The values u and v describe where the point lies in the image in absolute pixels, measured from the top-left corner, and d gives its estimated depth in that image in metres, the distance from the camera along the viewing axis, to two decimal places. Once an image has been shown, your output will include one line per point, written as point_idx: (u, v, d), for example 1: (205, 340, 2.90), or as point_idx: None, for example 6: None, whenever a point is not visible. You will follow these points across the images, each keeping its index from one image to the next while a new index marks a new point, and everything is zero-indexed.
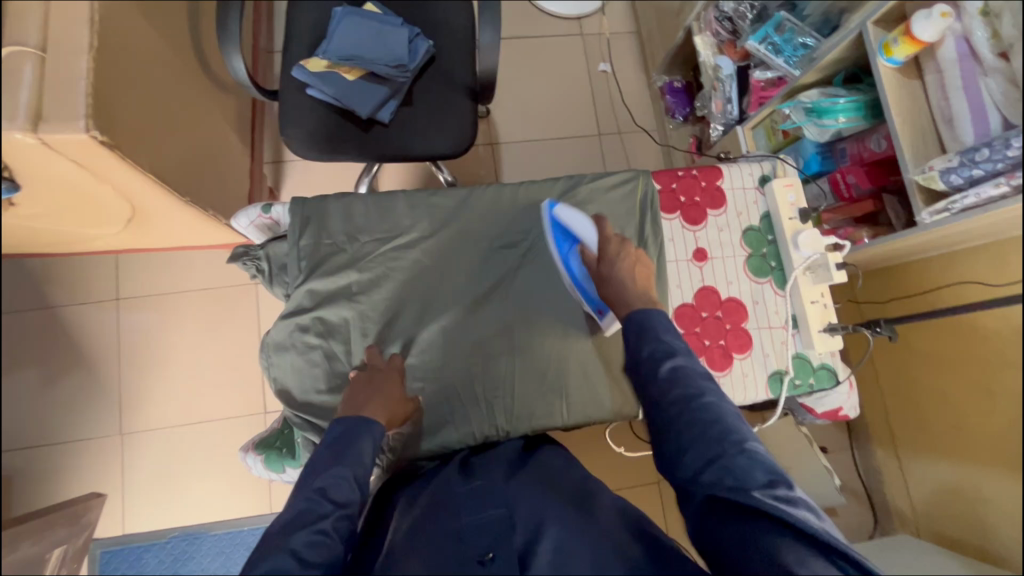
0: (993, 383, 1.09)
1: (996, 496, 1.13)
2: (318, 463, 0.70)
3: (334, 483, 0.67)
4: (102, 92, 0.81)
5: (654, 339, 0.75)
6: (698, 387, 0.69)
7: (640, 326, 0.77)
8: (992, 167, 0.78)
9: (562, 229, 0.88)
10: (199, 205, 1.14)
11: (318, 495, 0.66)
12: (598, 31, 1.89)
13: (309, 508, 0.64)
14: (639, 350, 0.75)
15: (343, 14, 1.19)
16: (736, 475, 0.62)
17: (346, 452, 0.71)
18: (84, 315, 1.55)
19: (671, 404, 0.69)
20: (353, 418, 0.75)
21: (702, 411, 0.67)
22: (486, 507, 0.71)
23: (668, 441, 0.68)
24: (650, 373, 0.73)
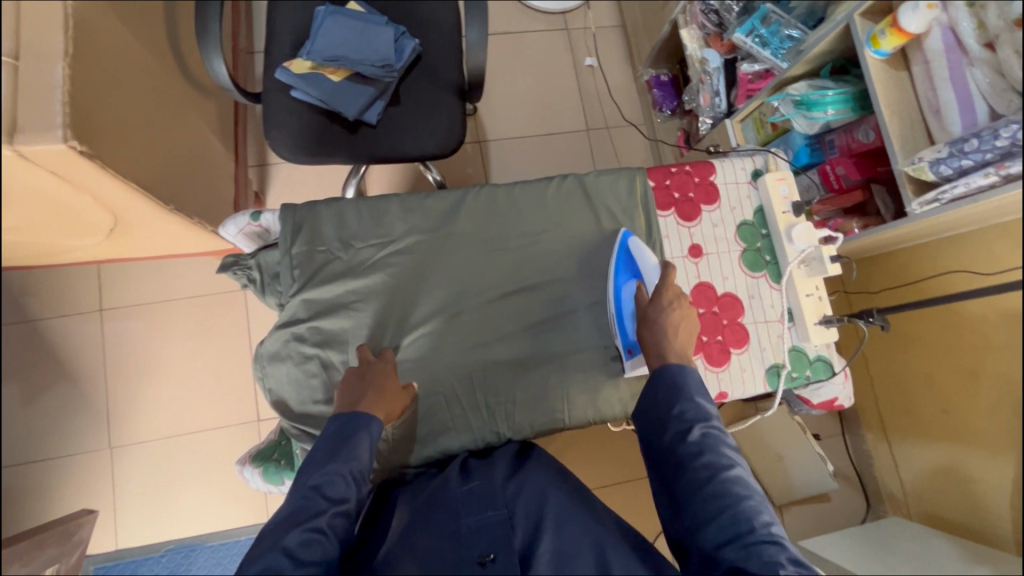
0: (979, 366, 1.11)
1: (984, 475, 1.16)
2: (315, 460, 0.71)
3: (329, 481, 0.67)
4: (79, 101, 0.78)
5: (687, 398, 0.75)
6: (727, 458, 0.70)
7: (671, 383, 0.78)
8: (981, 158, 0.78)
9: (630, 263, 0.89)
10: (183, 212, 1.11)
11: (314, 492, 0.66)
12: (583, 26, 1.88)
13: (306, 505, 0.65)
14: (670, 409, 0.75)
15: (326, 13, 1.16)
16: (761, 554, 0.61)
17: (342, 450, 0.71)
18: (67, 328, 1.51)
19: (700, 471, 0.69)
20: (348, 412, 0.75)
21: (731, 483, 0.67)
22: (488, 508, 0.71)
23: (691, 508, 0.68)
24: (679, 434, 0.73)
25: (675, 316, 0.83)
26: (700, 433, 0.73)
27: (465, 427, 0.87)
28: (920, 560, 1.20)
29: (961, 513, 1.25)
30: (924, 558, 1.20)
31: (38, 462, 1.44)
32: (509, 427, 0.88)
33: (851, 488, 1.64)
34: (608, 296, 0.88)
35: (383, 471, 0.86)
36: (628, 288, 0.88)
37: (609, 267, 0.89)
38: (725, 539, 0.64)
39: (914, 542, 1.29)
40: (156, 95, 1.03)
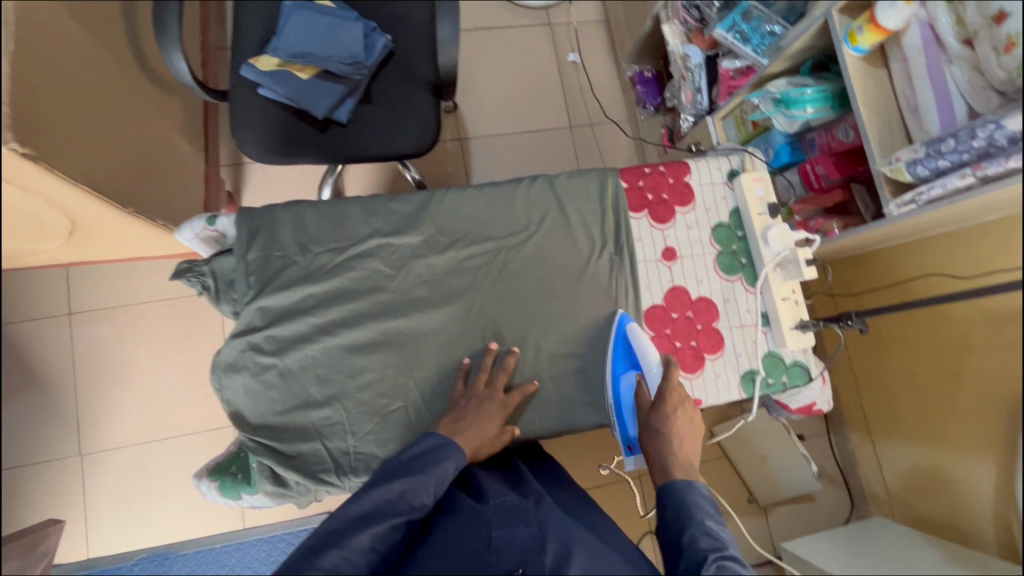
0: (961, 367, 1.09)
1: (965, 476, 1.15)
2: (407, 464, 0.73)
3: (417, 488, 0.70)
4: (23, 101, 0.75)
5: (696, 522, 0.67)
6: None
7: (680, 503, 0.70)
8: (958, 158, 0.76)
9: (631, 352, 0.86)
10: (145, 215, 1.07)
11: (400, 492, 0.69)
12: (566, 21, 1.85)
13: (391, 500, 0.68)
14: (679, 535, 0.67)
15: (293, 8, 1.13)
16: None
17: (431, 465, 0.73)
18: (35, 332, 1.46)
19: None
20: (443, 438, 0.76)
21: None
22: (519, 524, 0.70)
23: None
24: (689, 566, 0.64)
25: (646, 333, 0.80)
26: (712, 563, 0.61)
27: None
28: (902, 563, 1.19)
29: (945, 516, 1.24)
30: (905, 561, 1.19)
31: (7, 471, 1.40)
32: None
33: (835, 488, 1.64)
34: (607, 386, 0.85)
35: (346, 487, 0.83)
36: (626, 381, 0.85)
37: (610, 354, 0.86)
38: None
39: (897, 544, 1.27)
40: (112, 94, 0.99)
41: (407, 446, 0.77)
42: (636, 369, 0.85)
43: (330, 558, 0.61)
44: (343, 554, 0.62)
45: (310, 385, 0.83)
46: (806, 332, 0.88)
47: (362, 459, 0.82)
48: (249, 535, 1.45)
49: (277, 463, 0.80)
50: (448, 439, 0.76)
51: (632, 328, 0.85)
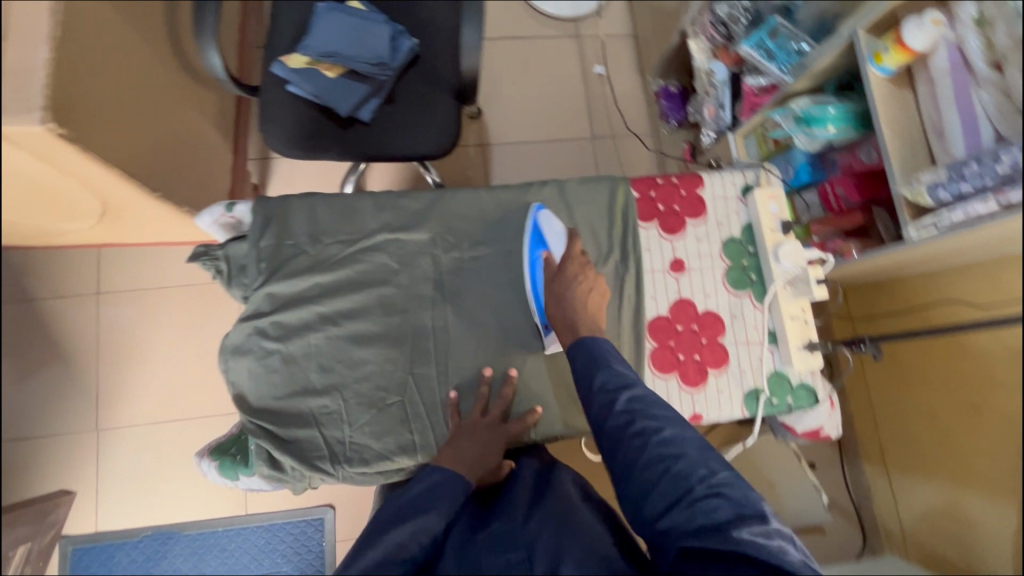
0: (986, 405, 1.04)
1: (987, 518, 1.09)
2: (411, 503, 0.68)
3: (428, 526, 0.65)
4: (66, 87, 0.80)
5: (606, 367, 0.70)
6: (656, 417, 0.63)
7: (589, 355, 0.73)
8: (981, 184, 0.74)
9: (540, 234, 0.87)
10: (172, 201, 1.12)
11: (412, 533, 0.64)
12: (594, 33, 1.86)
13: (402, 545, 0.62)
14: (589, 382, 0.70)
15: (325, 10, 1.16)
16: (705, 514, 0.56)
17: (440, 498, 0.69)
18: (64, 308, 1.53)
19: (633, 440, 0.63)
20: (448, 474, 0.72)
21: (663, 447, 0.61)
22: (508, 550, 0.64)
23: (630, 485, 0.62)
24: (603, 406, 0.67)
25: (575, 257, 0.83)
26: (625, 400, 0.66)
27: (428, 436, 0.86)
28: None
29: (959, 556, 1.19)
30: None
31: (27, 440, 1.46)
32: None
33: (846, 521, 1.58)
34: (525, 272, 0.87)
35: (339, 477, 0.83)
36: (539, 260, 0.86)
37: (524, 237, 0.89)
38: (669, 503, 0.58)
39: None
40: (149, 83, 1.04)
41: (402, 487, 0.72)
42: (546, 249, 0.87)
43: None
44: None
45: (311, 373, 0.84)
46: (814, 353, 0.85)
47: (355, 450, 0.83)
48: (251, 520, 1.47)
49: (273, 447, 0.81)
50: (452, 473, 0.73)
51: (543, 210, 0.88)
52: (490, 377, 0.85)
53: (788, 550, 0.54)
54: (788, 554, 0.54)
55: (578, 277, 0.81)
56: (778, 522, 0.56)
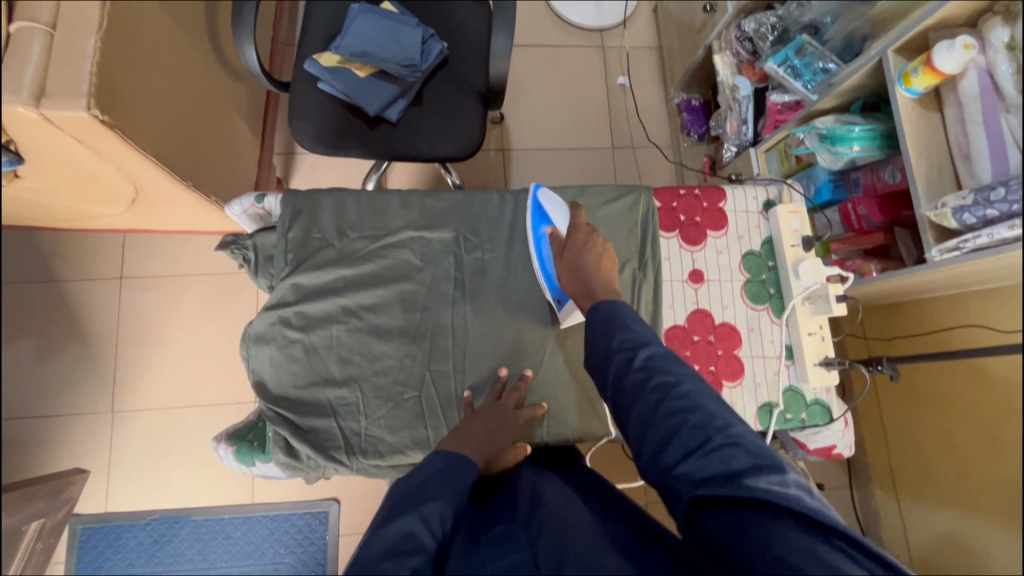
0: (993, 430, 1.03)
1: (992, 549, 1.07)
2: (419, 490, 0.65)
3: (439, 513, 0.62)
4: (110, 74, 0.82)
5: (624, 328, 0.70)
6: (673, 372, 0.64)
7: (605, 316, 0.73)
8: (1008, 209, 0.74)
9: (543, 212, 0.89)
10: (201, 190, 1.14)
11: (423, 520, 0.60)
12: (619, 44, 1.88)
13: (412, 533, 0.58)
14: (608, 342, 0.70)
15: (359, 10, 1.19)
16: (724, 462, 0.57)
17: (445, 485, 0.66)
18: (87, 290, 1.56)
19: (653, 394, 0.63)
20: (456, 453, 0.71)
21: (680, 401, 0.62)
22: (511, 551, 0.62)
23: (647, 437, 0.62)
24: (621, 363, 0.67)
25: (581, 229, 0.85)
26: (642, 357, 0.66)
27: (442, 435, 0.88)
28: None
29: None
30: None
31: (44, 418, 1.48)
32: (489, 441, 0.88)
33: None
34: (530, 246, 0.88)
35: (354, 468, 0.85)
36: (544, 236, 0.88)
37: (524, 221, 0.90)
38: (688, 452, 0.59)
39: None
40: (187, 75, 1.07)
41: (408, 476, 0.69)
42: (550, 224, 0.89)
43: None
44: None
45: (331, 364, 0.86)
46: (830, 370, 0.85)
47: (371, 442, 0.85)
48: (255, 510, 1.49)
49: (291, 435, 0.82)
50: (460, 453, 0.72)
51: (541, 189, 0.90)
52: (504, 376, 0.87)
53: (805, 498, 0.55)
54: (804, 501, 0.54)
55: (587, 245, 0.83)
56: (792, 471, 0.57)
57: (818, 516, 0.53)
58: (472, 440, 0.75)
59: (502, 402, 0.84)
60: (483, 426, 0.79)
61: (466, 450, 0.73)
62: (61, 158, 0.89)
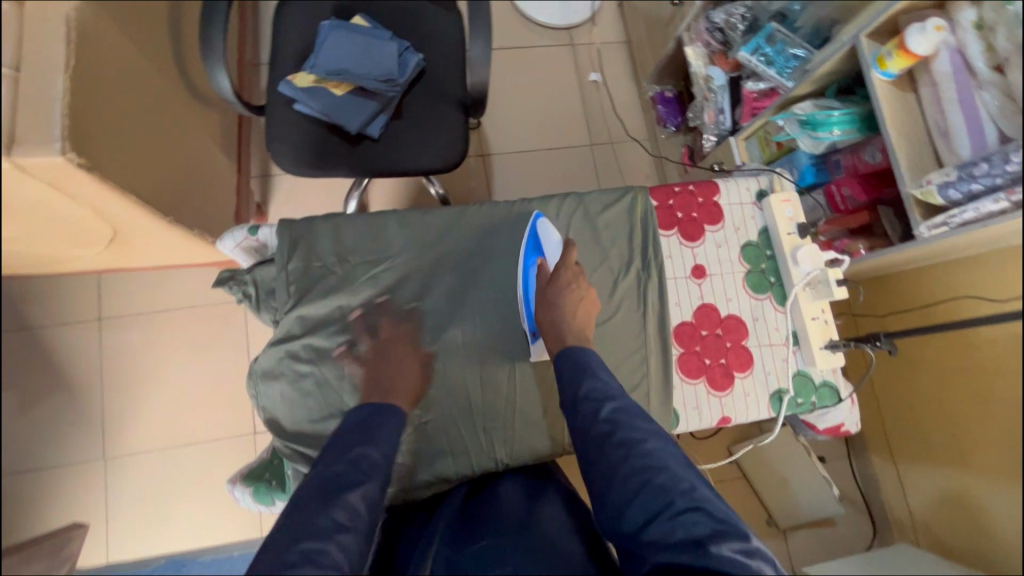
0: (989, 391, 1.09)
1: (991, 503, 1.13)
2: (345, 439, 0.69)
3: (363, 455, 0.66)
4: (82, 114, 0.79)
5: (591, 377, 0.72)
6: (638, 429, 0.65)
7: (576, 363, 0.74)
8: (991, 182, 0.77)
9: (537, 242, 0.88)
10: (183, 224, 1.11)
11: (348, 464, 0.65)
12: (588, 41, 1.89)
13: (342, 475, 0.63)
14: (576, 392, 0.71)
15: (330, 27, 1.16)
16: (688, 528, 0.57)
17: (376, 431, 0.70)
18: (65, 336, 1.50)
19: (617, 449, 0.64)
20: (378, 403, 0.75)
21: (645, 459, 0.62)
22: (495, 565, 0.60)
23: (610, 494, 0.62)
24: (586, 415, 0.68)
25: (570, 267, 0.85)
26: (608, 410, 0.68)
27: (462, 450, 0.85)
28: None
29: (969, 540, 1.22)
30: None
31: (34, 472, 1.43)
32: (505, 451, 0.86)
33: (857, 512, 1.61)
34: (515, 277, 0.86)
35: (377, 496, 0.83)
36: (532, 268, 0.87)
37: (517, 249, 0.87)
38: (652, 516, 0.59)
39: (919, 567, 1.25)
40: (158, 106, 1.03)
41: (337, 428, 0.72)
42: (540, 257, 0.88)
43: (304, 548, 0.54)
44: (316, 538, 0.55)
45: (344, 395, 0.84)
46: (835, 352, 0.88)
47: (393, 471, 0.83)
48: None
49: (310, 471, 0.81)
50: (384, 401, 0.76)
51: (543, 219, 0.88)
52: (360, 317, 0.86)
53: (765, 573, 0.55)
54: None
55: (571, 286, 0.84)
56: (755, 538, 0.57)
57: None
58: (387, 387, 0.78)
59: (383, 340, 0.85)
60: (380, 369, 0.81)
61: (389, 397, 0.76)
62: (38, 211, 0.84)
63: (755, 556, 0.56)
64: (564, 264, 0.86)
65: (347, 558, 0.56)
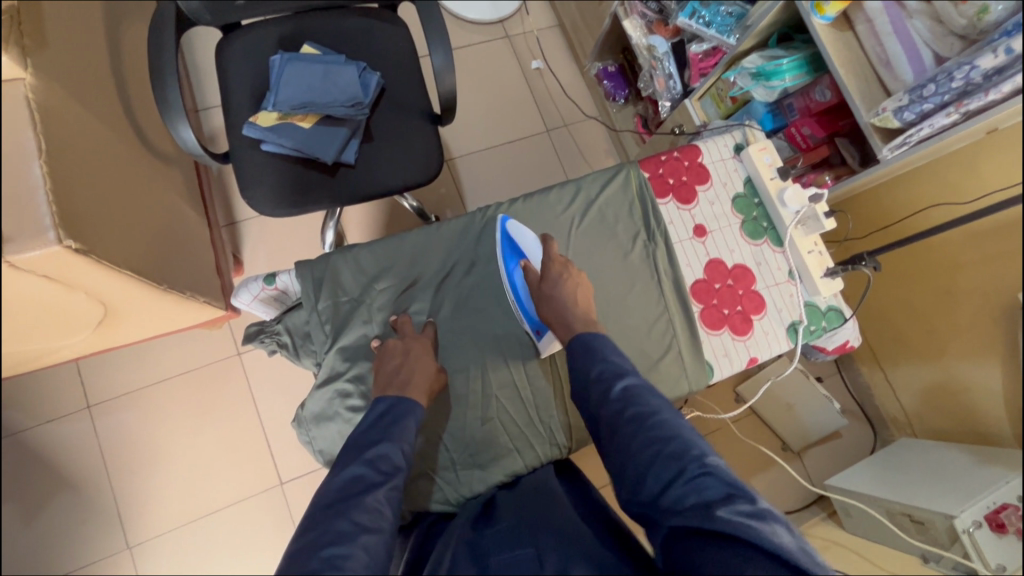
0: (956, 284, 1.21)
1: (974, 384, 1.25)
2: (366, 438, 0.75)
3: (382, 455, 0.72)
4: (65, 197, 0.76)
5: (602, 359, 0.76)
6: (649, 403, 0.70)
7: (585, 346, 0.79)
8: (940, 100, 0.85)
9: (515, 246, 0.92)
10: (175, 289, 1.07)
11: (368, 464, 0.71)
12: (523, 30, 1.91)
13: (362, 476, 0.69)
14: (588, 373, 0.76)
15: (282, 61, 1.13)
16: (697, 492, 0.60)
17: (392, 429, 0.76)
18: (56, 433, 1.41)
19: (629, 424, 0.69)
20: (398, 396, 0.80)
21: (655, 432, 0.67)
22: (517, 547, 0.67)
23: (625, 464, 0.67)
24: (599, 396, 0.73)
25: (556, 261, 0.89)
26: (619, 388, 0.73)
27: (529, 446, 0.91)
28: (935, 473, 1.28)
29: (960, 422, 1.33)
30: (942, 468, 1.28)
31: None
32: (565, 436, 0.93)
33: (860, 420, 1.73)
34: (503, 279, 0.90)
35: (457, 506, 0.89)
36: (517, 271, 0.91)
37: (497, 253, 0.91)
38: (666, 483, 0.63)
39: (927, 454, 1.37)
40: (124, 174, 0.99)
41: (360, 423, 0.79)
42: (523, 258, 0.91)
43: (326, 553, 0.60)
44: (340, 543, 0.61)
45: None
46: (834, 278, 0.97)
47: (469, 478, 0.89)
48: None
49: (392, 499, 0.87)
50: (402, 396, 0.81)
51: (512, 222, 0.92)
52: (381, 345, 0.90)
53: (779, 533, 0.57)
54: (775, 536, 0.56)
55: (563, 276, 0.87)
56: (764, 499, 0.60)
57: (786, 553, 0.55)
58: (406, 380, 0.83)
59: (405, 340, 0.88)
60: (397, 362, 0.85)
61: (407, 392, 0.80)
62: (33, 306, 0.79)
63: (763, 516, 0.58)
64: (550, 260, 0.90)
65: (371, 556, 0.61)
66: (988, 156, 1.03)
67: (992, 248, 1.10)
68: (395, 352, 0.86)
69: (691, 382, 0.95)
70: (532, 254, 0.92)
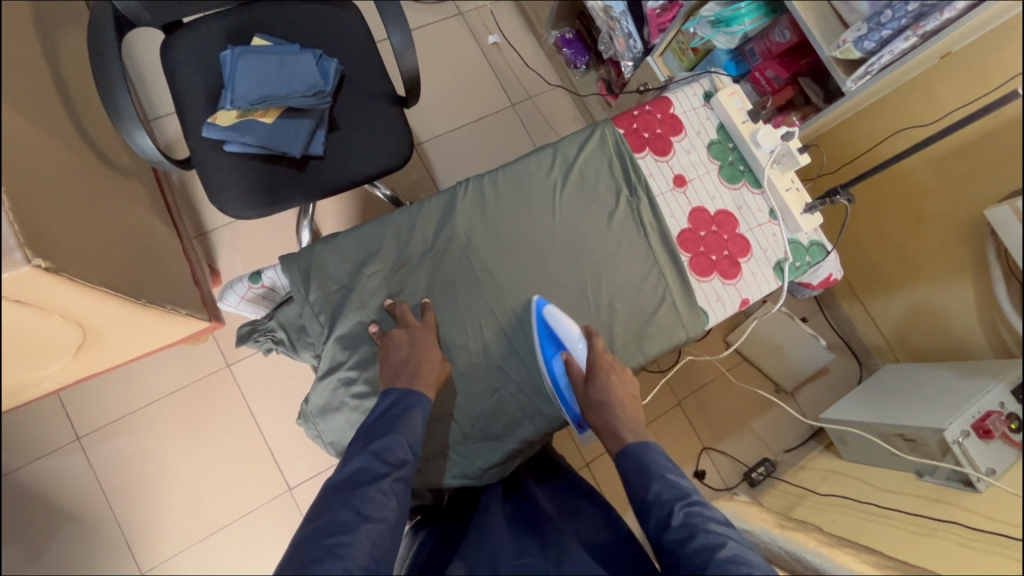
0: (923, 208, 1.26)
1: (947, 303, 1.30)
2: (372, 431, 0.77)
3: (388, 446, 0.74)
4: (27, 217, 0.73)
5: (659, 477, 0.77)
6: (715, 534, 0.69)
7: (639, 462, 0.80)
8: (898, 25, 0.87)
9: (553, 337, 0.91)
10: (155, 303, 1.04)
11: (374, 455, 0.73)
12: (475, 5, 1.87)
13: (365, 468, 0.71)
14: (645, 494, 0.77)
15: (233, 56, 1.08)
16: None
17: (397, 423, 0.77)
18: (46, 469, 1.36)
19: (696, 556, 0.67)
20: (404, 388, 0.80)
21: (728, 567, 0.64)
22: None
23: None
24: (661, 519, 0.73)
25: (600, 358, 0.89)
26: (680, 513, 0.72)
27: (539, 413, 0.92)
28: (920, 390, 1.33)
29: (940, 340, 1.38)
30: (926, 384, 1.34)
31: None
32: None
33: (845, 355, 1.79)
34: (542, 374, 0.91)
35: (476, 479, 0.91)
36: (558, 364, 0.91)
37: (535, 344, 0.91)
38: None
39: (909, 376, 1.43)
40: (85, 193, 0.95)
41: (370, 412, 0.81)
42: (562, 350, 0.91)
43: (328, 542, 0.62)
44: (342, 532, 0.63)
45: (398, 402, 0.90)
46: (814, 213, 1.00)
47: (485, 451, 0.91)
48: None
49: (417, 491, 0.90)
50: (409, 387, 0.81)
51: (548, 311, 0.90)
52: (380, 331, 0.89)
53: None
54: None
55: (608, 377, 0.88)
56: None
57: None
58: (410, 367, 0.83)
59: (407, 327, 0.87)
60: (397, 346, 0.84)
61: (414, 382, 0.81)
62: (21, 341, 0.75)
63: None
64: (594, 356, 0.89)
65: (373, 545, 0.64)
66: (947, 77, 1.07)
67: (959, 168, 1.15)
68: (394, 338, 0.85)
69: (688, 331, 0.96)
70: (572, 346, 0.90)
